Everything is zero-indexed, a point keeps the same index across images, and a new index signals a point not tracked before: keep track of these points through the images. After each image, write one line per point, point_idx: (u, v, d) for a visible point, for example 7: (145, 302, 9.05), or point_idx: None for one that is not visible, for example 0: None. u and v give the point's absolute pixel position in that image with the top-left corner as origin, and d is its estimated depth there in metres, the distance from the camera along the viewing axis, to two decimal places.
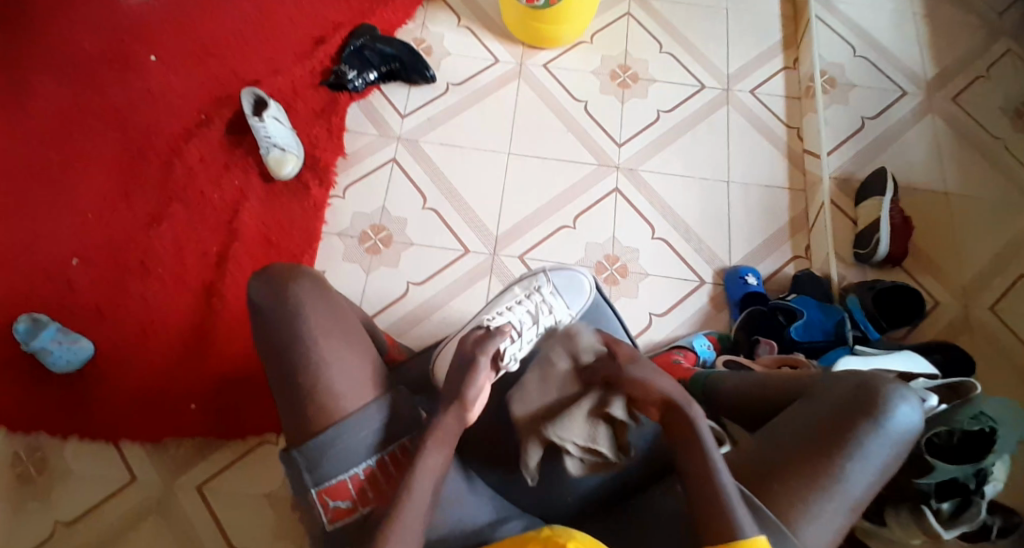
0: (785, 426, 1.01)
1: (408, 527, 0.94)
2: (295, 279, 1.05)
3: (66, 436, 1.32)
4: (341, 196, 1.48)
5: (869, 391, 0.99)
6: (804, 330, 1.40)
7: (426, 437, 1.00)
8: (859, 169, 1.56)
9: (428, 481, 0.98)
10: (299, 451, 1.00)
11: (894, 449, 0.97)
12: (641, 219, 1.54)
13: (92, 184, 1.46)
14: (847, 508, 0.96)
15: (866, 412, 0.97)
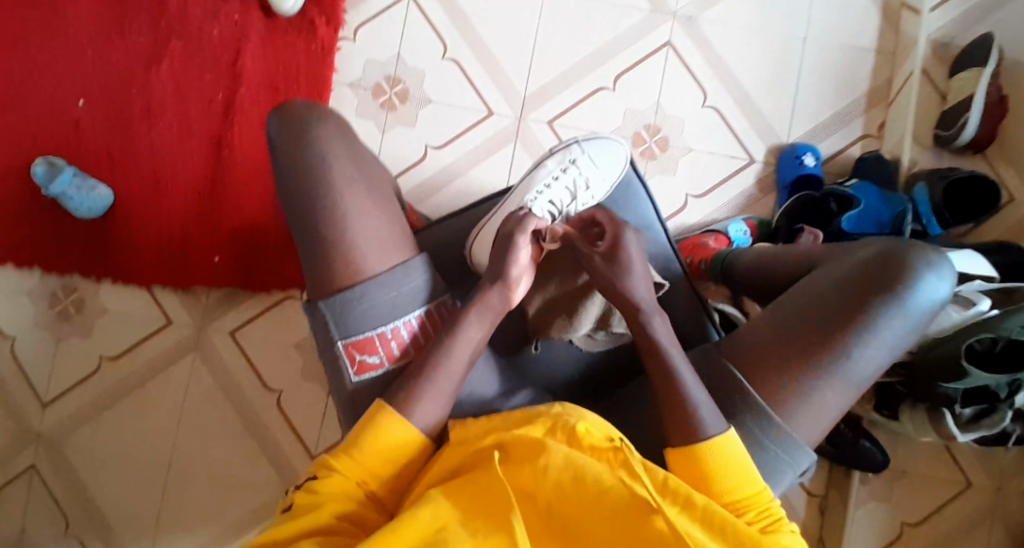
0: (807, 298, 0.91)
1: (439, 392, 0.87)
2: (317, 126, 0.93)
3: (100, 280, 1.40)
4: (352, 38, 1.34)
5: (897, 258, 0.90)
6: (857, 220, 1.25)
7: (472, 309, 0.91)
8: (962, 33, 1.34)
9: (468, 352, 0.90)
10: (327, 301, 0.90)
11: (919, 324, 0.89)
12: (692, 81, 1.34)
13: (87, 14, 1.35)
14: (862, 378, 0.89)
15: (892, 282, 0.89)
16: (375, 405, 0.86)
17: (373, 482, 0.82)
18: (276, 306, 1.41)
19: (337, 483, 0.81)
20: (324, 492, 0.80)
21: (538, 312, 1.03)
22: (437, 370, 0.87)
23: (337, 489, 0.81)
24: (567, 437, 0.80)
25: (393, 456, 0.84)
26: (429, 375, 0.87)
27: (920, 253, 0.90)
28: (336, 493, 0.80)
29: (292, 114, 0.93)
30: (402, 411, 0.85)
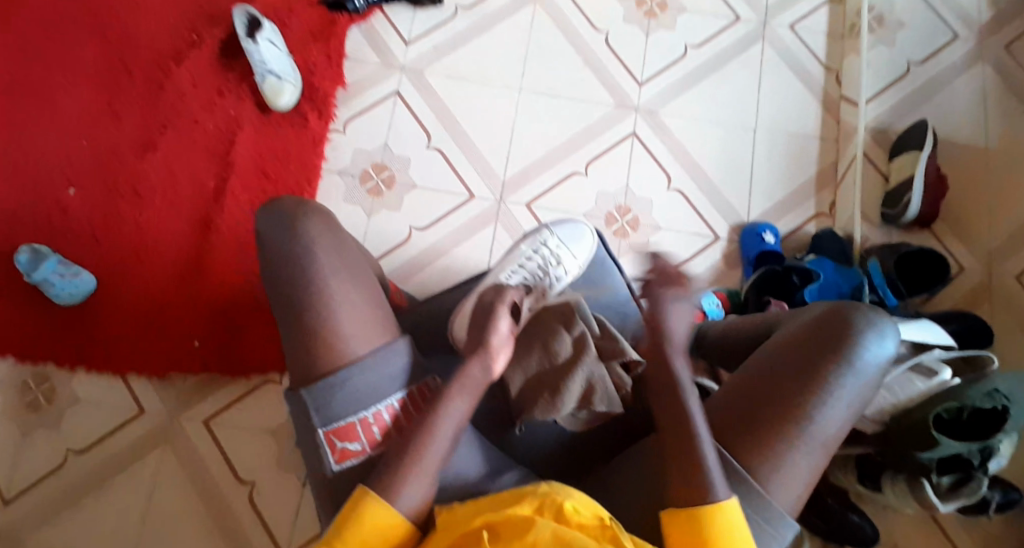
0: (761, 363, 0.92)
1: (423, 471, 0.87)
2: (304, 218, 0.96)
3: (73, 369, 1.37)
4: (341, 130, 1.42)
5: (842, 319, 0.91)
6: (818, 293, 1.31)
7: (451, 387, 0.92)
8: (897, 120, 1.48)
9: (451, 429, 0.90)
10: (310, 388, 0.91)
11: (873, 381, 0.90)
12: (658, 167, 1.44)
13: (81, 109, 1.40)
14: (826, 440, 0.88)
15: (841, 341, 0.90)
16: (359, 491, 0.86)
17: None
18: (257, 390, 1.38)
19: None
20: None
21: (520, 390, 1.03)
22: (420, 451, 0.87)
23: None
24: (555, 516, 0.79)
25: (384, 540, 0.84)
26: (412, 456, 0.87)
27: (865, 313, 0.92)
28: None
29: (282, 208, 0.98)
30: (384, 495, 0.85)
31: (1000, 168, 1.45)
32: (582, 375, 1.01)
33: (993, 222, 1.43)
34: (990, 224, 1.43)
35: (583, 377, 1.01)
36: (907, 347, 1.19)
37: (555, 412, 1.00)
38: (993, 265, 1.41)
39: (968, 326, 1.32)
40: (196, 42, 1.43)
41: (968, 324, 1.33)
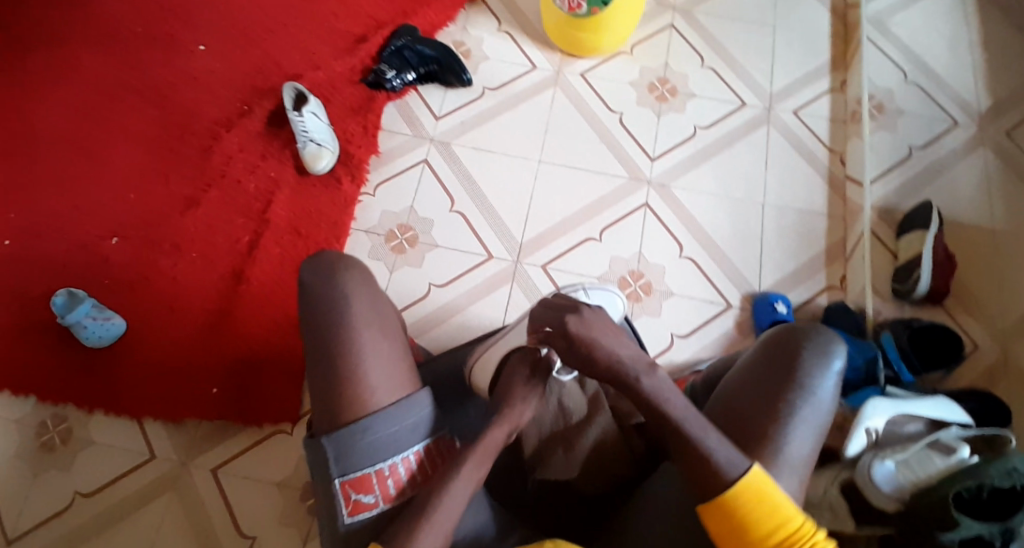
0: (727, 403, 0.97)
1: (436, 530, 0.85)
2: (345, 271, 0.97)
3: (92, 412, 1.38)
4: (371, 193, 1.51)
5: (791, 342, 0.97)
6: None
7: (473, 453, 0.90)
8: (903, 202, 1.48)
9: (467, 490, 0.88)
10: (330, 436, 0.89)
11: (832, 402, 0.95)
12: (670, 236, 1.49)
13: (132, 167, 1.50)
14: (800, 465, 0.93)
15: (794, 366, 0.95)
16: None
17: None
18: (267, 439, 1.37)
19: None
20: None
21: (536, 445, 1.03)
22: (433, 510, 0.86)
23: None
24: None
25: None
26: (427, 515, 0.85)
27: (811, 332, 0.97)
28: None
29: (322, 259, 1.00)
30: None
31: (1008, 252, 1.42)
32: (597, 429, 1.01)
33: (1006, 305, 1.39)
34: (1003, 306, 1.39)
35: (598, 431, 1.01)
36: (924, 423, 1.17)
37: (569, 466, 1.01)
38: (1008, 344, 1.36)
39: (984, 406, 1.24)
40: (244, 112, 1.55)
41: (983, 401, 1.25)
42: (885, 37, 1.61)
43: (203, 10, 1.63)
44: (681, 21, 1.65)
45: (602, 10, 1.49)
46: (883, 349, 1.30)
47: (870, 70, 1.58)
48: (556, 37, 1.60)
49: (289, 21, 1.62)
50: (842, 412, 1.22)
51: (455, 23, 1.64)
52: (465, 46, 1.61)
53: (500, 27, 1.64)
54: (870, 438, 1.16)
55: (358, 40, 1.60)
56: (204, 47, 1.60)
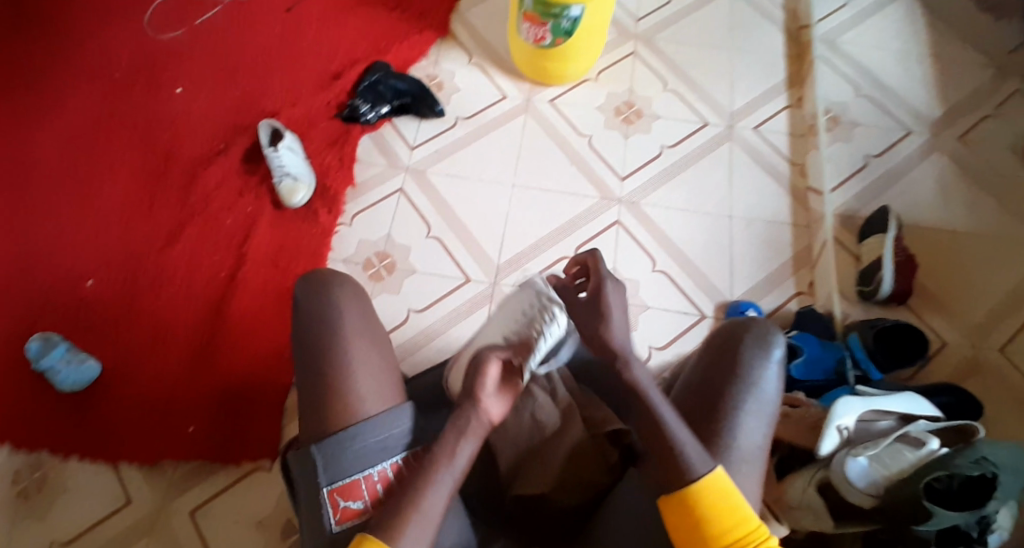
0: (682, 404, 1.02)
1: (425, 517, 0.85)
2: (336, 285, 1.00)
3: (66, 456, 1.36)
4: (348, 223, 1.53)
5: (732, 336, 1.03)
6: (806, 368, 1.31)
7: (459, 427, 0.90)
8: (863, 207, 1.53)
9: (455, 478, 0.88)
10: (320, 444, 0.90)
11: (777, 389, 1.01)
12: (642, 251, 1.53)
13: (110, 209, 1.52)
14: (755, 454, 0.97)
15: (735, 359, 1.01)
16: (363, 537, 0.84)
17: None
18: (246, 476, 1.35)
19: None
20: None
21: (512, 463, 1.06)
22: (420, 498, 0.86)
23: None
24: None
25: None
26: (412, 503, 0.85)
27: (750, 328, 1.03)
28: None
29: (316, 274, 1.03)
30: (382, 537, 0.83)
31: (967, 252, 1.48)
32: (571, 442, 1.04)
33: (971, 301, 1.44)
34: (969, 303, 1.44)
35: (571, 444, 1.04)
36: (895, 419, 1.20)
37: (542, 480, 1.02)
38: (978, 338, 1.41)
39: (957, 400, 1.28)
40: (222, 150, 1.57)
41: (956, 397, 1.29)
42: (836, 54, 1.68)
43: (179, 53, 1.66)
44: (643, 48, 1.71)
45: (566, 40, 1.55)
46: (851, 348, 1.31)
47: (823, 87, 1.64)
48: (524, 67, 1.65)
49: (266, 63, 1.65)
50: (817, 413, 1.22)
51: (427, 58, 1.68)
52: (437, 79, 1.66)
53: (472, 59, 1.68)
54: (842, 436, 1.17)
55: (333, 77, 1.64)
56: (182, 89, 1.63)
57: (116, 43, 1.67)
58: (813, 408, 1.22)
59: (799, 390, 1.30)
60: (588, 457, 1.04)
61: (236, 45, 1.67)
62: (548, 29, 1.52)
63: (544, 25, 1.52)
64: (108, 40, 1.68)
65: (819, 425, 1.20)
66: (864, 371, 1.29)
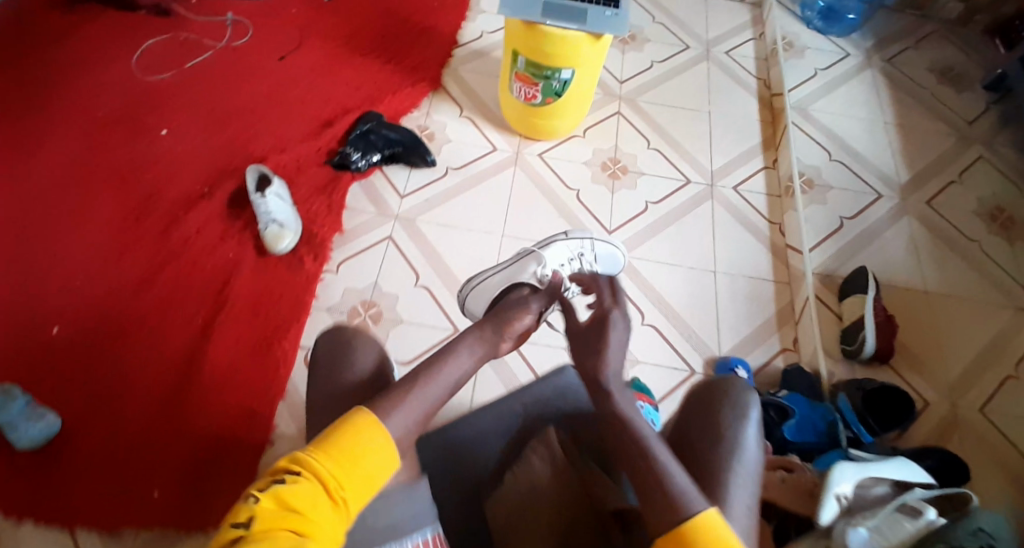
0: None
1: (420, 401, 0.93)
2: (363, 341, 1.06)
3: (21, 518, 1.29)
4: (334, 271, 1.51)
5: (711, 397, 1.06)
6: (798, 429, 1.36)
7: (466, 341, 1.05)
8: (841, 266, 1.59)
9: (455, 374, 1.00)
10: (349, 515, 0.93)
11: (758, 449, 1.02)
12: (632, 306, 1.55)
13: (85, 252, 1.46)
14: (744, 516, 0.97)
15: (717, 420, 1.03)
16: (349, 411, 0.89)
17: (344, 490, 0.83)
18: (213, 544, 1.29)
19: (307, 496, 0.81)
20: (298, 509, 0.80)
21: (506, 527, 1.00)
22: (416, 387, 0.95)
23: (310, 499, 0.81)
24: None
25: (361, 461, 0.85)
26: (408, 391, 0.94)
27: (727, 390, 1.06)
28: (310, 503, 0.80)
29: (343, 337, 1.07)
30: (369, 412, 0.89)
31: (943, 310, 1.54)
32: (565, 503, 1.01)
33: (947, 359, 1.50)
34: (945, 361, 1.49)
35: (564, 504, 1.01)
36: (889, 485, 1.20)
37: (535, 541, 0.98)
38: (956, 396, 1.46)
39: (942, 462, 1.31)
40: (206, 194, 1.52)
41: (941, 459, 1.31)
42: (808, 121, 1.75)
43: (165, 95, 1.63)
44: (627, 108, 1.76)
45: (556, 100, 1.59)
46: (842, 412, 1.36)
47: (798, 150, 1.70)
48: (514, 122, 1.68)
49: (256, 108, 1.63)
50: (811, 479, 1.25)
51: (419, 109, 1.69)
52: (428, 130, 1.66)
53: (463, 113, 1.70)
54: (841, 504, 1.16)
55: (324, 125, 1.63)
56: (167, 130, 1.59)
57: (101, 81, 1.64)
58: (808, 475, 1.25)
59: (792, 452, 1.34)
60: (580, 518, 1.01)
61: (225, 88, 1.65)
62: (539, 88, 1.57)
63: (535, 85, 1.57)
64: (93, 78, 1.64)
65: (815, 491, 1.22)
66: (856, 435, 1.33)
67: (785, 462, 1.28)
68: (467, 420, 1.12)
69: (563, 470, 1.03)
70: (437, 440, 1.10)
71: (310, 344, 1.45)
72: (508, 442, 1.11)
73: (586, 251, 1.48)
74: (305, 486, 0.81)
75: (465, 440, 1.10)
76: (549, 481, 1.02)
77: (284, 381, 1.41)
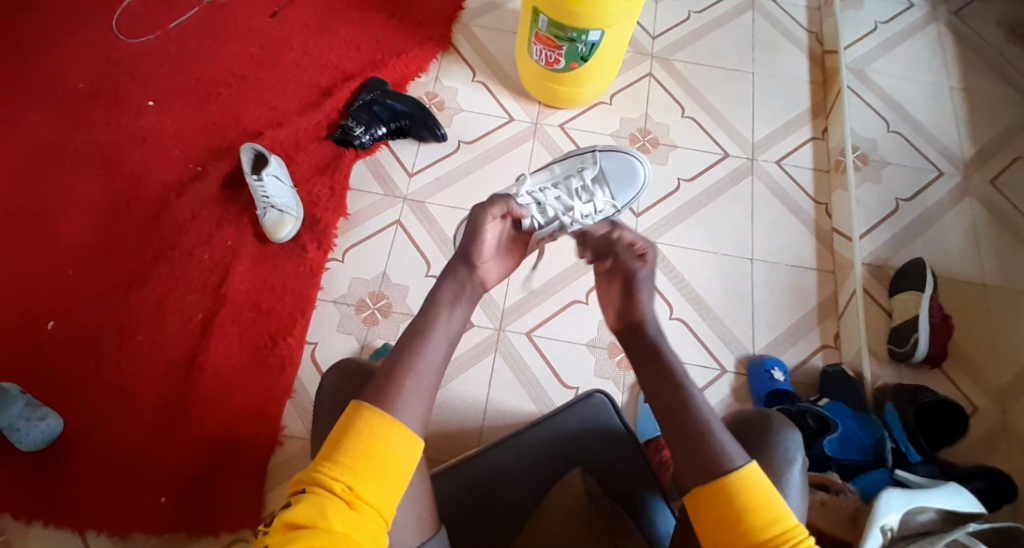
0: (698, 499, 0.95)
1: (419, 377, 0.88)
2: (347, 375, 0.96)
3: (30, 521, 1.22)
4: (340, 259, 1.41)
5: (750, 441, 0.95)
6: (840, 445, 1.26)
7: (446, 286, 0.96)
8: (893, 255, 1.46)
9: (449, 331, 0.94)
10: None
11: (801, 503, 0.93)
12: (659, 297, 1.43)
13: (72, 240, 1.38)
14: None
15: (760, 450, 0.94)
16: (352, 412, 0.84)
17: (362, 494, 0.80)
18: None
19: (320, 513, 0.78)
20: (314, 526, 0.77)
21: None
22: (415, 361, 0.90)
23: (324, 514, 0.78)
24: None
25: (373, 461, 0.82)
26: (407, 370, 0.89)
27: (772, 419, 0.96)
28: (327, 516, 0.78)
29: (341, 373, 0.97)
30: (383, 407, 0.85)
31: (1000, 307, 1.40)
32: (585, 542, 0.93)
33: (998, 364, 1.36)
34: (996, 365, 1.36)
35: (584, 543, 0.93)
36: (937, 513, 1.10)
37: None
38: (1007, 402, 1.33)
39: (991, 484, 1.19)
40: (197, 174, 1.44)
41: (990, 482, 1.19)
42: (864, 84, 1.61)
43: (154, 63, 1.53)
44: (659, 68, 1.62)
45: (581, 65, 1.42)
46: (889, 427, 1.26)
47: (852, 120, 1.56)
48: (533, 88, 1.53)
49: (249, 75, 1.53)
50: (852, 503, 1.16)
51: (427, 74, 1.56)
52: (438, 97, 1.54)
53: (475, 77, 1.56)
54: (885, 536, 1.06)
55: (324, 93, 1.52)
56: (154, 101, 1.50)
57: (83, 47, 1.53)
58: (850, 497, 1.16)
59: (833, 469, 1.25)
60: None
61: (217, 54, 1.54)
62: (563, 52, 1.39)
63: (558, 48, 1.39)
64: (75, 44, 1.54)
65: (857, 517, 1.13)
66: (902, 452, 1.23)
67: (826, 481, 1.19)
68: (488, 457, 1.04)
69: (585, 516, 0.95)
70: (460, 477, 1.03)
71: (316, 340, 1.35)
72: (534, 477, 1.04)
73: (587, 167, 1.36)
74: (316, 502, 0.79)
75: (492, 476, 1.03)
76: (572, 531, 0.94)
77: (292, 377, 1.32)
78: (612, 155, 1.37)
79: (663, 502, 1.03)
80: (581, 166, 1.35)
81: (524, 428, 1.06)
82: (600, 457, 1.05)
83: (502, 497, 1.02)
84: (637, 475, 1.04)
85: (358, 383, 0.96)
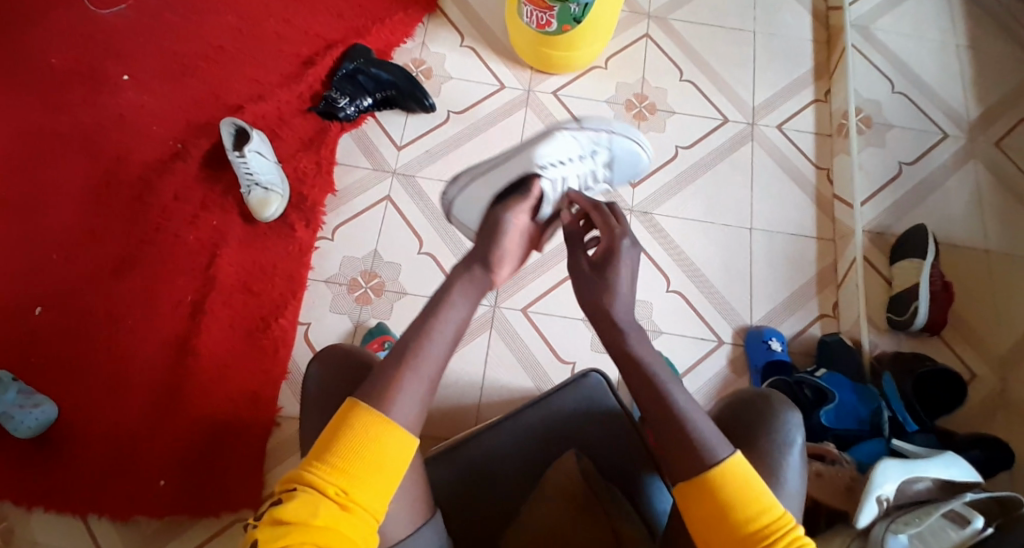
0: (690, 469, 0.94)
1: (419, 376, 0.83)
2: (344, 361, 0.95)
3: (30, 507, 1.23)
4: (330, 237, 1.38)
5: (749, 422, 0.93)
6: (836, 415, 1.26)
7: (457, 285, 0.90)
8: (895, 223, 1.43)
9: (451, 327, 0.88)
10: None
11: (800, 484, 0.91)
12: (656, 269, 1.41)
13: (56, 224, 1.35)
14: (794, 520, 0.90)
15: (759, 429, 0.92)
16: (348, 405, 0.81)
17: (355, 494, 0.76)
18: (228, 527, 1.23)
19: (308, 511, 0.75)
20: (303, 523, 0.74)
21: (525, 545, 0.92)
22: (396, 346, 0.86)
23: (314, 512, 0.75)
24: None
25: (366, 460, 0.78)
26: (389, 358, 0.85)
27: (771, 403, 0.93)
28: (317, 514, 0.75)
29: (329, 367, 0.95)
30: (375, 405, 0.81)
31: (1003, 274, 1.38)
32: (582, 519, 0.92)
33: (997, 331, 1.35)
34: (996, 334, 1.35)
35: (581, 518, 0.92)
36: (933, 481, 1.10)
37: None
38: (1006, 372, 1.32)
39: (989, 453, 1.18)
40: (179, 151, 1.40)
41: (989, 449, 1.19)
42: (869, 43, 1.55)
43: (127, 35, 1.47)
44: (657, 28, 1.55)
45: (574, 26, 1.36)
46: (889, 398, 1.25)
47: (857, 81, 1.51)
48: (524, 53, 1.48)
49: (227, 46, 1.47)
50: (849, 473, 1.16)
51: (413, 40, 1.51)
52: (425, 64, 1.49)
53: (463, 42, 1.51)
54: (881, 505, 1.07)
55: (305, 62, 1.47)
56: (129, 76, 1.45)
57: (54, 21, 1.48)
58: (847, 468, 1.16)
59: (830, 439, 1.24)
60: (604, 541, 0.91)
61: (192, 24, 1.48)
62: (555, 14, 1.33)
63: (550, 9, 1.32)
64: (45, 18, 1.48)
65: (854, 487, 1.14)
66: (899, 421, 1.23)
67: (823, 451, 1.19)
68: (484, 439, 1.04)
69: (581, 496, 0.93)
70: (458, 461, 1.02)
71: (309, 321, 1.34)
72: (533, 453, 1.03)
73: (600, 148, 1.11)
74: (307, 500, 0.75)
75: (486, 460, 1.03)
76: (568, 513, 0.92)
77: (286, 357, 1.31)
78: (625, 144, 1.14)
79: (661, 482, 1.02)
80: (596, 147, 1.10)
81: (523, 407, 1.06)
82: (598, 440, 1.04)
83: (498, 479, 1.02)
84: (633, 455, 1.03)
85: (354, 365, 0.95)
